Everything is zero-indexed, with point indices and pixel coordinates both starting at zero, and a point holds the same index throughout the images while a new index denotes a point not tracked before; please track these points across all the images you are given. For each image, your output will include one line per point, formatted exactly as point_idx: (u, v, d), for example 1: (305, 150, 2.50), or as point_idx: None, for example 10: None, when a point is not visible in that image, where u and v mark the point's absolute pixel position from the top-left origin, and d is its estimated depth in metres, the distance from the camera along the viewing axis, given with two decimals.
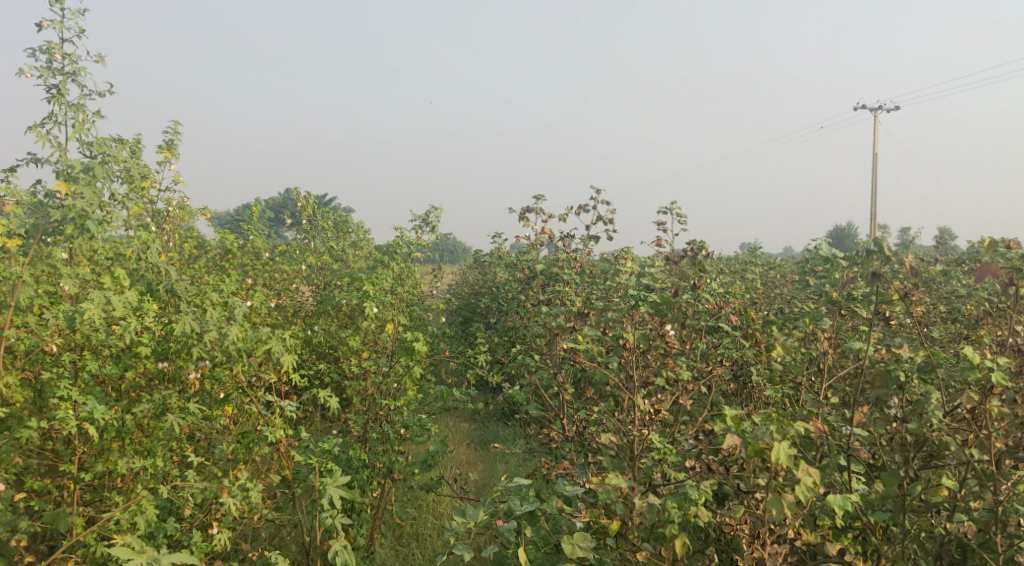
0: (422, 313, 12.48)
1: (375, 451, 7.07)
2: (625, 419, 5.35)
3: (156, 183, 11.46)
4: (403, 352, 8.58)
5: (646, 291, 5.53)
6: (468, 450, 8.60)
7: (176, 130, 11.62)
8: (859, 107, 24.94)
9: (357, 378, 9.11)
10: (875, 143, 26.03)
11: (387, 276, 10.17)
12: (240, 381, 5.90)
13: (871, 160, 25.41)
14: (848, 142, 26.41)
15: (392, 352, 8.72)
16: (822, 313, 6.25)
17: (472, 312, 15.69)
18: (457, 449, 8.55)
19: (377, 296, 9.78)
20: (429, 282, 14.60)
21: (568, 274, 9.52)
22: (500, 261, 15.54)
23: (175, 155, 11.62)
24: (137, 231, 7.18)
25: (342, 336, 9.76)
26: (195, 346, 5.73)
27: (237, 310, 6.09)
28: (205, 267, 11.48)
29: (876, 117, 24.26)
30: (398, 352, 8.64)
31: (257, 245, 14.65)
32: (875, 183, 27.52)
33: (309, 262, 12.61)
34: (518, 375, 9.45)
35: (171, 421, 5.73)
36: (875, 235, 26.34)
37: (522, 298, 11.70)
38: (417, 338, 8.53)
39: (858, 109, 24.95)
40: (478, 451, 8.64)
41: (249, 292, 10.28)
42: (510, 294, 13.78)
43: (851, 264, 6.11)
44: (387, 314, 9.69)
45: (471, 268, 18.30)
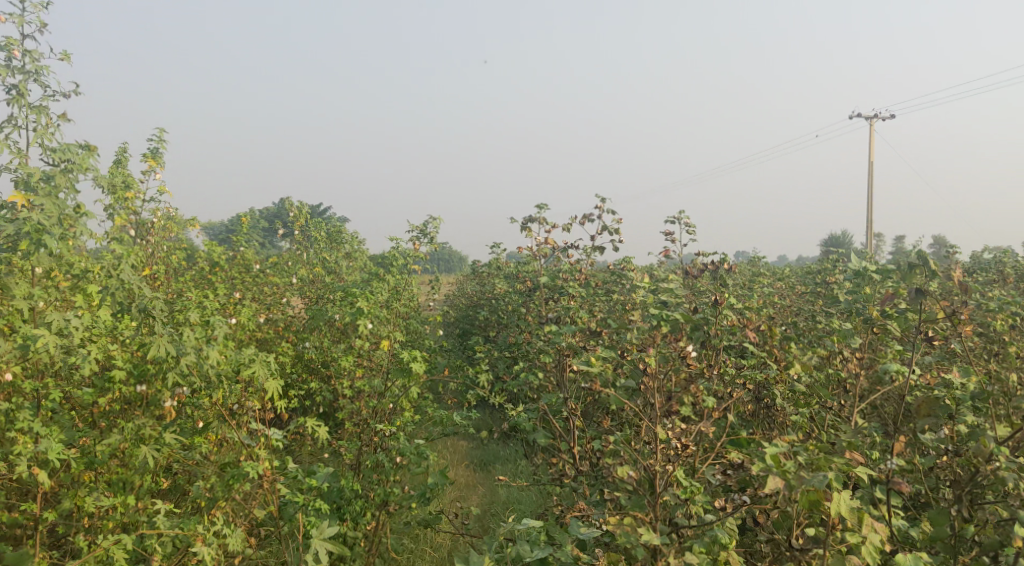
0: (418, 327, 12.01)
1: (369, 480, 6.59)
2: (644, 451, 4.88)
3: (140, 195, 11.00)
4: (399, 371, 8.09)
5: (666, 309, 5.06)
6: (468, 474, 8.13)
7: (161, 138, 11.13)
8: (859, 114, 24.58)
9: (350, 398, 8.62)
10: (875, 151, 25.67)
11: (382, 290, 9.69)
12: (221, 409, 5.43)
13: (871, 167, 25.04)
14: (850, 149, 26.02)
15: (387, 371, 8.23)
16: (851, 331, 5.79)
17: (470, 325, 15.19)
18: (456, 473, 8.09)
19: (372, 311, 9.30)
20: (427, 294, 14.13)
21: (573, 287, 9.05)
22: (499, 272, 15.04)
23: (160, 164, 11.14)
24: (114, 245, 6.70)
25: (334, 353, 9.27)
26: (171, 370, 5.27)
27: (218, 331, 5.64)
28: (192, 282, 11.02)
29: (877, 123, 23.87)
30: (394, 372, 8.15)
31: (248, 257, 14.18)
32: (874, 191, 27.18)
33: (301, 276, 12.14)
34: (519, 395, 8.98)
35: (145, 454, 5.26)
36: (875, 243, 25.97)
37: (523, 311, 11.22)
38: (414, 357, 8.05)
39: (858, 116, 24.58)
40: (478, 476, 8.16)
41: (237, 308, 9.78)
42: (509, 306, 13.28)
43: (885, 277, 5.63)
44: (381, 330, 9.21)
45: (468, 278, 17.81)
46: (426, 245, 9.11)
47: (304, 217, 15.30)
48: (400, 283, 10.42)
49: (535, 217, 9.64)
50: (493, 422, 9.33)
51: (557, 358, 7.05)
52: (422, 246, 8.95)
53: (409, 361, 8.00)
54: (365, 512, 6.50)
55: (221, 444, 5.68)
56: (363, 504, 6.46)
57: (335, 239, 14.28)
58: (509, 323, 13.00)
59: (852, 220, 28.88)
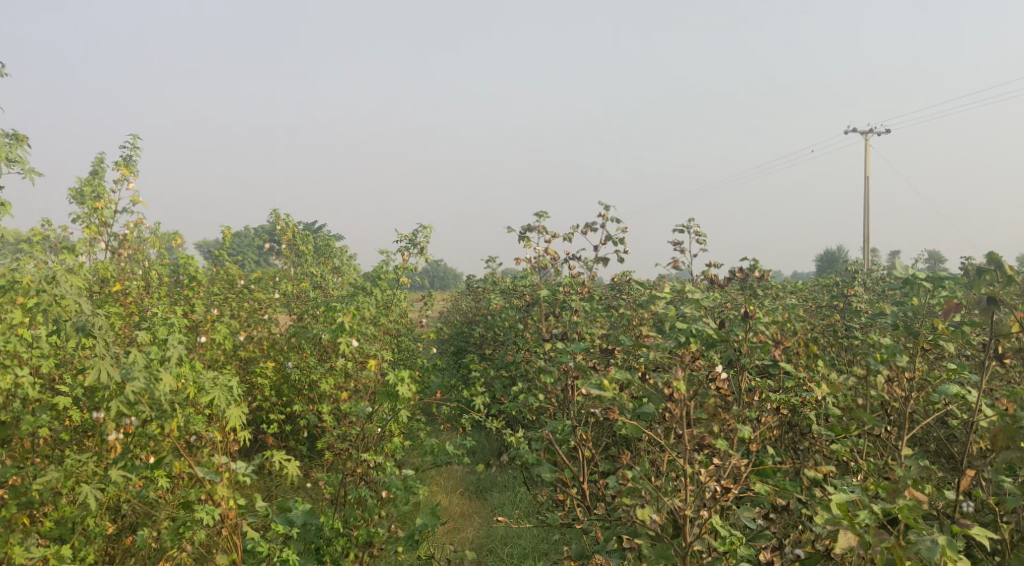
0: (410, 344, 11.30)
1: (352, 518, 5.87)
2: (669, 490, 4.18)
3: (111, 205, 10.33)
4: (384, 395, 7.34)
5: (693, 323, 4.36)
6: (462, 502, 7.45)
7: (135, 145, 10.46)
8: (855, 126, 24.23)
9: (333, 423, 7.89)
10: (870, 163, 25.31)
11: (369, 306, 8.99)
12: (175, 442, 4.71)
13: (870, 177, 24.57)
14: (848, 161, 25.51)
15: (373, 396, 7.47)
16: (898, 348, 5.11)
17: (465, 343, 14.44)
18: (449, 500, 7.41)
19: (357, 327, 8.58)
20: (419, 310, 13.44)
21: (576, 301, 8.36)
22: (495, 287, 14.33)
23: (133, 173, 10.47)
24: (63, 255, 6.00)
25: (317, 374, 8.54)
26: (115, 398, 4.56)
27: (172, 352, 4.94)
28: (167, 298, 10.31)
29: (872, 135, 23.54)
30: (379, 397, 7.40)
31: (231, 273, 13.48)
32: (866, 203, 26.89)
33: (285, 291, 11.43)
34: (519, 417, 8.28)
35: (86, 493, 4.54)
36: (872, 256, 25.57)
37: (521, 328, 10.50)
38: (401, 380, 7.34)
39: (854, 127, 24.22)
40: (473, 502, 7.49)
41: (214, 325, 9.06)
42: (506, 323, 12.55)
43: (937, 286, 4.98)
44: (368, 349, 8.49)
45: (463, 294, 17.07)
46: (417, 255, 8.42)
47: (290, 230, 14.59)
48: (390, 298, 9.71)
49: (534, 225, 8.98)
50: (489, 446, 8.59)
51: (561, 380, 6.35)
52: (413, 257, 8.26)
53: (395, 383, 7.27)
54: (347, 554, 5.72)
55: (179, 480, 4.96)
56: (345, 544, 5.71)
57: (323, 252, 13.57)
58: (506, 340, 12.27)
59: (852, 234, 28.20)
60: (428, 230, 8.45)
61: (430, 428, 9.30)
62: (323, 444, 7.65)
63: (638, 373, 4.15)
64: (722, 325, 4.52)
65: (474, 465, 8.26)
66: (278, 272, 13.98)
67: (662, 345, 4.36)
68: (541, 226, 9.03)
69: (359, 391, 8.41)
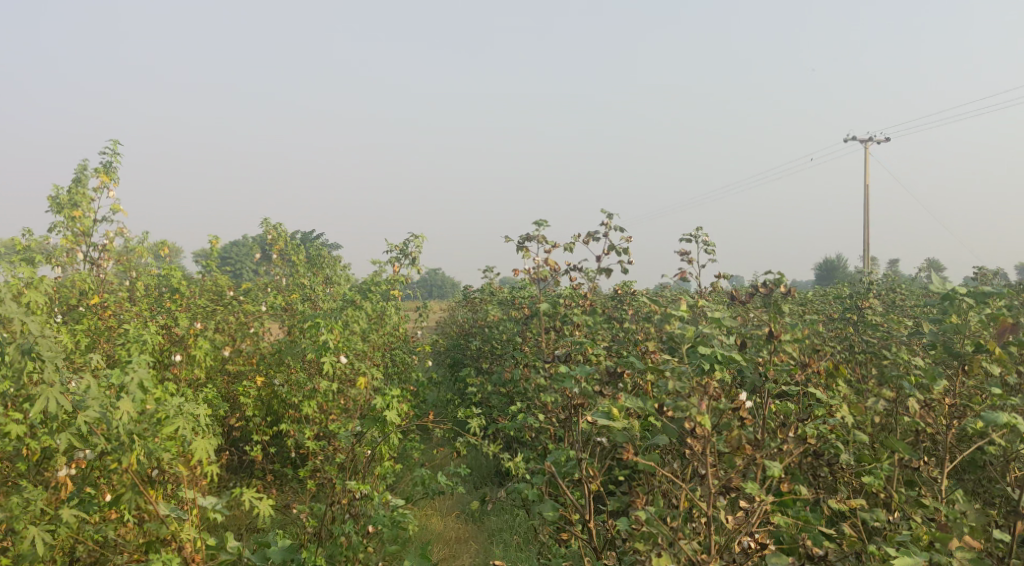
0: (405, 358, 10.84)
1: (336, 554, 5.40)
2: (690, 537, 3.74)
3: (89, 214, 9.85)
4: (371, 421, 6.85)
5: (714, 347, 3.93)
6: (458, 524, 7.05)
7: (114, 151, 9.96)
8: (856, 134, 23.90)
9: (321, 445, 7.43)
10: (871, 171, 24.97)
11: (359, 320, 8.52)
12: (135, 478, 4.24)
13: (869, 184, 24.32)
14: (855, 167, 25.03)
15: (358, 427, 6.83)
16: (935, 371, 4.69)
17: (461, 355, 13.97)
18: (444, 523, 7.01)
19: (346, 344, 8.11)
20: (415, 321, 12.97)
21: (578, 315, 7.91)
22: (493, 297, 13.87)
23: (113, 180, 9.97)
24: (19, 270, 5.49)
25: (304, 393, 8.07)
26: (65, 429, 4.10)
27: (132, 378, 4.47)
28: (149, 311, 9.81)
29: (874, 143, 23.25)
30: (365, 422, 6.92)
31: (219, 284, 12.98)
32: (868, 212, 26.61)
33: (274, 303, 10.96)
34: (519, 434, 7.89)
35: (33, 536, 4.07)
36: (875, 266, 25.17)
37: (520, 341, 10.05)
38: (391, 404, 6.83)
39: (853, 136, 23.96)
40: (470, 525, 7.09)
41: (196, 341, 8.59)
42: (504, 335, 12.09)
43: (980, 302, 4.54)
44: (357, 366, 8.02)
45: (459, 303, 16.58)
46: (409, 267, 7.95)
47: (279, 238, 14.09)
48: (382, 312, 9.24)
49: (533, 235, 8.51)
50: (486, 465, 8.18)
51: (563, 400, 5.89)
52: (404, 269, 7.78)
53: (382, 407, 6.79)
54: None
55: (140, 519, 4.50)
56: None
57: (314, 262, 13.10)
58: (504, 353, 11.80)
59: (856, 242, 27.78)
60: (420, 240, 7.99)
61: (425, 446, 8.86)
62: (306, 471, 7.17)
63: (653, 406, 3.72)
64: (745, 347, 4.06)
65: (470, 485, 7.85)
66: (268, 283, 13.50)
67: (679, 372, 3.94)
68: (540, 236, 8.57)
69: (348, 410, 7.94)
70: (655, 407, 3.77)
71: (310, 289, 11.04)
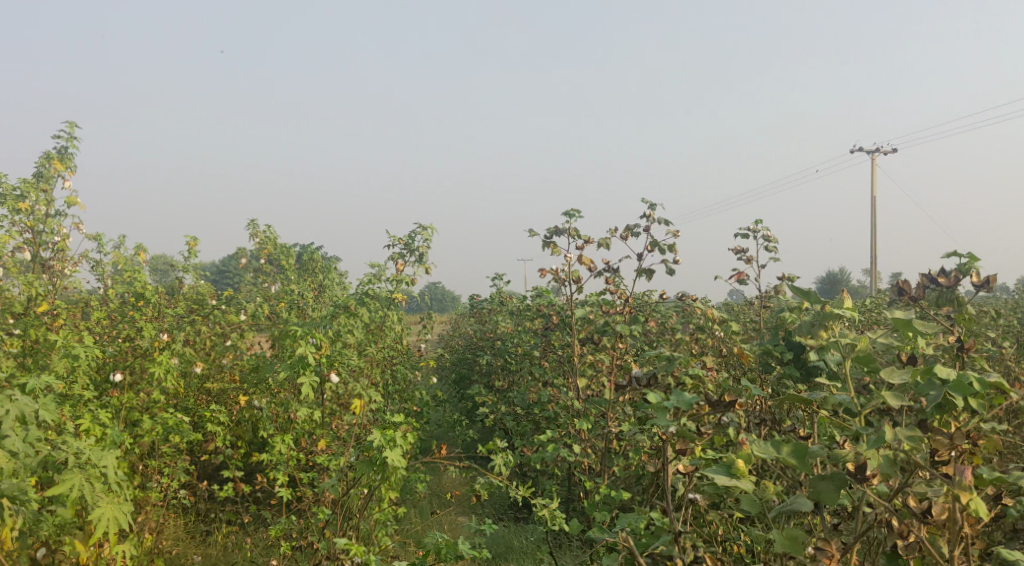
0: (408, 376, 9.45)
1: None
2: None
3: (43, 208, 8.45)
4: (365, 464, 5.47)
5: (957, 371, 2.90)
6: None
7: (73, 135, 8.53)
8: (862, 150, 23.18)
9: (315, 492, 6.33)
10: (879, 178, 23.95)
11: (354, 331, 7.13)
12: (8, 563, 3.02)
13: (884, 191, 23.37)
14: (869, 171, 23.82)
15: (352, 470, 5.44)
16: None
17: (469, 371, 12.58)
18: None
19: (339, 359, 6.72)
20: (418, 333, 11.57)
21: (623, 324, 6.52)
22: (505, 309, 12.49)
23: (69, 168, 8.52)
24: None
25: (287, 418, 6.70)
26: None
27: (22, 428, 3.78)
28: (111, 321, 8.43)
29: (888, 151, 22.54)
30: (358, 465, 5.55)
31: (201, 291, 11.60)
32: (877, 219, 25.56)
33: (257, 312, 9.56)
34: (551, 474, 6.81)
35: None
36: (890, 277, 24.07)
37: (542, 356, 8.67)
38: (392, 437, 5.43)
39: (860, 151, 23.21)
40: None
41: (161, 357, 7.21)
42: (519, 349, 10.72)
43: None
44: (351, 387, 6.65)
45: (465, 314, 15.14)
46: (415, 265, 6.56)
47: (267, 242, 12.68)
48: (383, 321, 7.85)
49: (562, 228, 7.13)
50: (501, 498, 7.57)
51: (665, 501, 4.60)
52: (409, 267, 6.39)
53: (380, 447, 5.36)
54: None
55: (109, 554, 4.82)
56: None
57: (306, 268, 11.71)
58: (520, 369, 10.45)
59: (872, 253, 26.39)
60: (428, 233, 6.61)
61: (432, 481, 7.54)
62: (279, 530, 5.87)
63: (863, 479, 2.63)
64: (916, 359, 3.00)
65: (482, 519, 7.25)
66: (254, 290, 12.11)
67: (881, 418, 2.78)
68: (572, 229, 7.19)
69: (342, 440, 6.59)
70: (856, 474, 2.68)
71: (299, 297, 9.66)
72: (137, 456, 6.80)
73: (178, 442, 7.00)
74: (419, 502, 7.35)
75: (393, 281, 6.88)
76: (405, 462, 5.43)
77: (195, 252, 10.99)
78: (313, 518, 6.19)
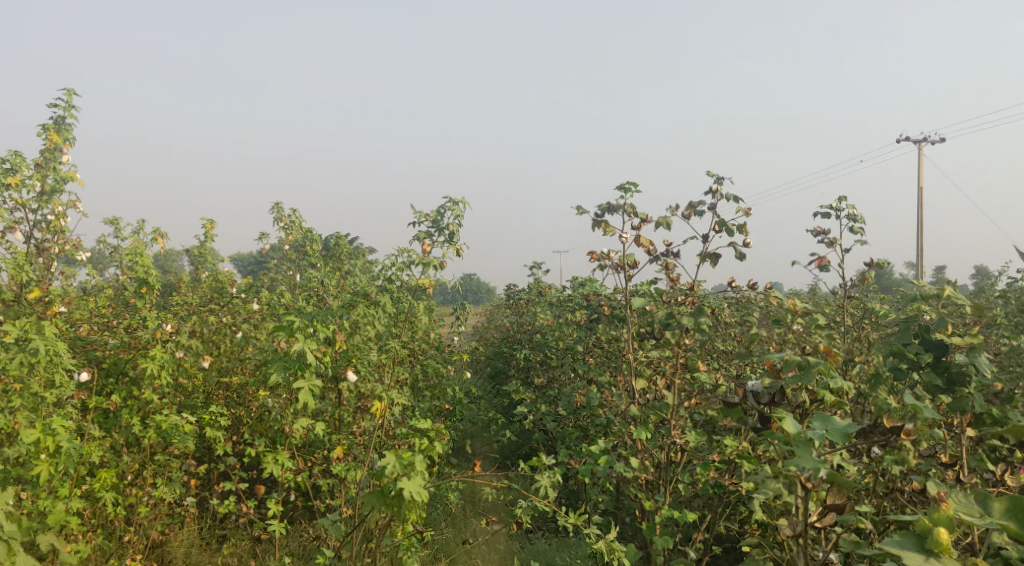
0: (439, 373, 8.59)
1: None
2: None
3: (36, 184, 7.66)
4: (375, 495, 4.51)
5: None
6: None
7: (70, 103, 7.75)
8: (913, 139, 22.12)
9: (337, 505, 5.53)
10: (930, 168, 22.84)
11: (375, 322, 6.22)
12: None
13: (941, 181, 22.14)
14: (925, 159, 22.56)
15: (363, 499, 4.53)
16: None
17: (505, 366, 11.69)
18: None
19: (355, 355, 5.82)
20: (451, 324, 10.69)
21: (687, 318, 5.51)
22: (544, 299, 11.55)
23: (65, 140, 7.71)
24: None
25: (298, 424, 5.88)
26: None
27: None
28: (111, 311, 7.65)
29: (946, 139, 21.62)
30: (367, 495, 4.60)
31: (220, 278, 10.85)
32: (933, 209, 24.18)
33: (276, 302, 8.74)
34: (601, 490, 5.90)
35: None
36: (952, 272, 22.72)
37: (588, 352, 7.72)
38: (411, 459, 4.50)
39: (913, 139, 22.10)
40: None
41: (155, 352, 6.40)
42: (562, 344, 9.80)
43: None
44: (369, 387, 5.76)
45: (501, 305, 14.18)
46: (444, 245, 5.63)
47: (291, 227, 11.84)
48: (409, 311, 6.94)
49: (616, 204, 6.15)
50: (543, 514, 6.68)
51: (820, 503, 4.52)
52: (436, 247, 5.47)
53: (393, 474, 4.43)
54: None
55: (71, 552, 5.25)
56: None
57: (331, 254, 10.88)
58: (562, 366, 9.54)
59: (923, 244, 25.04)
60: (458, 208, 5.68)
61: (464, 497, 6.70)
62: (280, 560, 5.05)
63: None
64: None
65: (522, 539, 6.38)
66: (277, 278, 11.30)
67: None
68: (627, 205, 6.20)
69: (360, 449, 5.73)
70: None
71: (321, 284, 8.82)
72: (132, 465, 6.06)
73: (177, 449, 6.22)
74: (450, 518, 6.51)
75: (419, 265, 5.95)
76: (425, 494, 4.45)
77: (212, 236, 10.20)
78: (325, 542, 5.36)
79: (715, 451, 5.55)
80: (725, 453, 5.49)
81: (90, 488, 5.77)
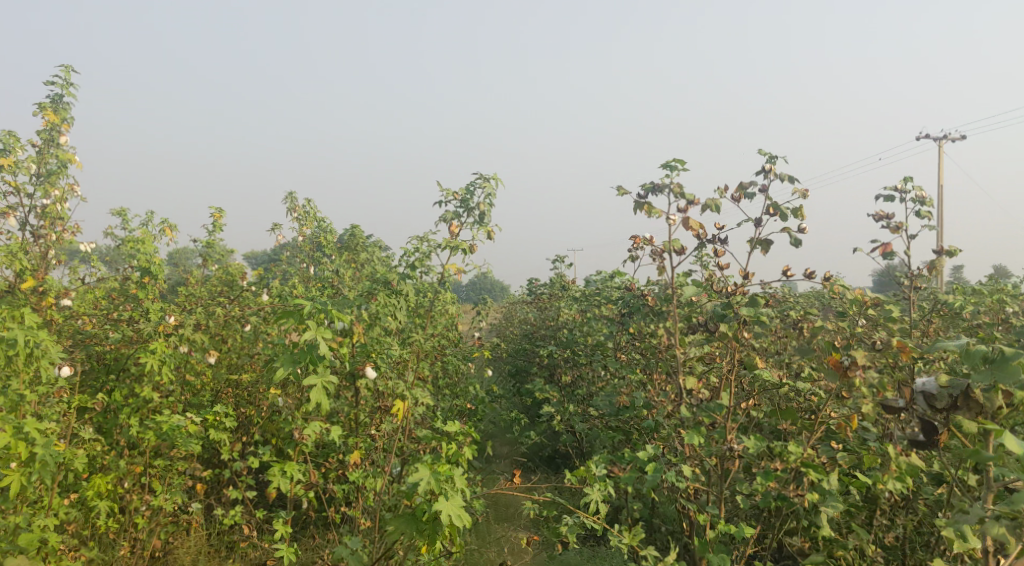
0: (461, 370, 8.03)
1: None
2: None
3: (30, 166, 7.16)
4: (405, 521, 4.07)
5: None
6: None
7: (67, 79, 7.27)
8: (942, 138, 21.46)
9: (361, 512, 5.20)
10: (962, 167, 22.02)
11: (397, 314, 5.60)
12: None
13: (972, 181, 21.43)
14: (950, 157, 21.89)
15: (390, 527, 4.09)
16: None
17: (528, 363, 11.12)
18: None
19: (373, 349, 5.26)
20: (471, 321, 10.13)
21: (746, 311, 4.92)
22: (569, 294, 10.97)
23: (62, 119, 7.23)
24: None
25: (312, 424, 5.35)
26: None
27: None
28: (111, 304, 7.14)
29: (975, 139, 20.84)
30: (396, 521, 4.18)
31: (231, 271, 10.34)
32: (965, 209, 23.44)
33: (287, 294, 8.19)
34: (650, 500, 5.34)
35: None
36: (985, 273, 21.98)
37: (627, 350, 7.17)
38: (451, 477, 4.10)
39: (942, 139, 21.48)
40: None
41: (155, 347, 5.87)
42: (592, 340, 9.23)
43: None
44: (390, 386, 5.22)
45: (522, 301, 13.60)
46: (474, 227, 5.12)
47: (305, 218, 11.30)
48: (432, 303, 6.37)
49: (661, 184, 5.56)
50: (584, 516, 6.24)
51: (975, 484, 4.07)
52: (465, 228, 4.94)
53: (427, 490, 3.96)
54: None
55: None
56: None
57: (346, 245, 10.34)
58: (592, 364, 8.97)
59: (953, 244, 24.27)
60: (490, 186, 5.19)
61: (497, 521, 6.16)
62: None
63: None
64: None
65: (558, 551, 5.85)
66: (290, 270, 10.76)
67: None
68: (674, 184, 5.59)
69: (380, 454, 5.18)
70: None
71: (337, 276, 8.27)
72: (131, 471, 5.55)
73: (179, 453, 5.71)
74: (478, 529, 5.96)
75: (445, 250, 5.39)
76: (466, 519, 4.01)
77: (221, 225, 9.68)
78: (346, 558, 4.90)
79: (777, 458, 4.97)
80: (788, 462, 4.92)
81: (83, 494, 5.27)
